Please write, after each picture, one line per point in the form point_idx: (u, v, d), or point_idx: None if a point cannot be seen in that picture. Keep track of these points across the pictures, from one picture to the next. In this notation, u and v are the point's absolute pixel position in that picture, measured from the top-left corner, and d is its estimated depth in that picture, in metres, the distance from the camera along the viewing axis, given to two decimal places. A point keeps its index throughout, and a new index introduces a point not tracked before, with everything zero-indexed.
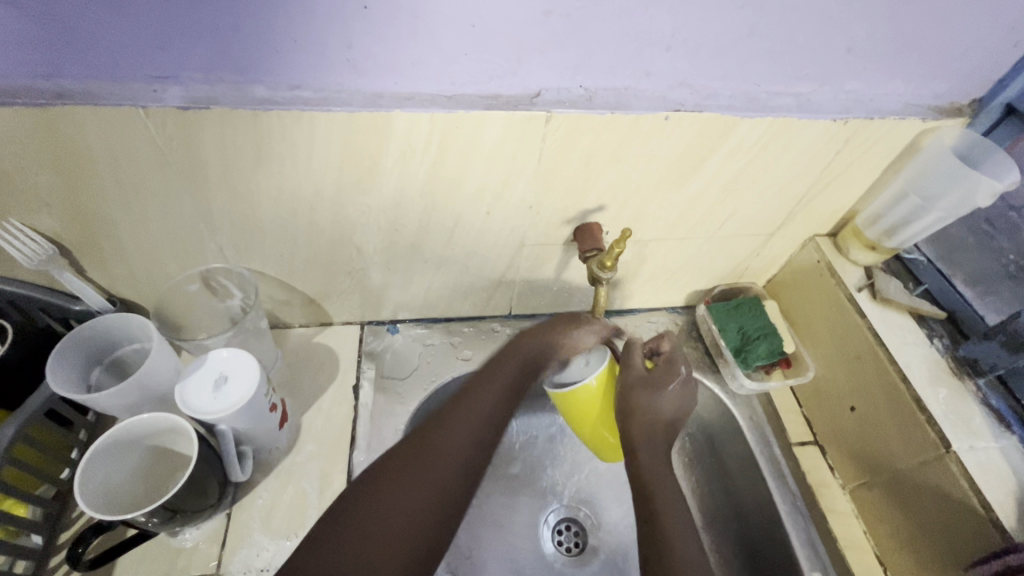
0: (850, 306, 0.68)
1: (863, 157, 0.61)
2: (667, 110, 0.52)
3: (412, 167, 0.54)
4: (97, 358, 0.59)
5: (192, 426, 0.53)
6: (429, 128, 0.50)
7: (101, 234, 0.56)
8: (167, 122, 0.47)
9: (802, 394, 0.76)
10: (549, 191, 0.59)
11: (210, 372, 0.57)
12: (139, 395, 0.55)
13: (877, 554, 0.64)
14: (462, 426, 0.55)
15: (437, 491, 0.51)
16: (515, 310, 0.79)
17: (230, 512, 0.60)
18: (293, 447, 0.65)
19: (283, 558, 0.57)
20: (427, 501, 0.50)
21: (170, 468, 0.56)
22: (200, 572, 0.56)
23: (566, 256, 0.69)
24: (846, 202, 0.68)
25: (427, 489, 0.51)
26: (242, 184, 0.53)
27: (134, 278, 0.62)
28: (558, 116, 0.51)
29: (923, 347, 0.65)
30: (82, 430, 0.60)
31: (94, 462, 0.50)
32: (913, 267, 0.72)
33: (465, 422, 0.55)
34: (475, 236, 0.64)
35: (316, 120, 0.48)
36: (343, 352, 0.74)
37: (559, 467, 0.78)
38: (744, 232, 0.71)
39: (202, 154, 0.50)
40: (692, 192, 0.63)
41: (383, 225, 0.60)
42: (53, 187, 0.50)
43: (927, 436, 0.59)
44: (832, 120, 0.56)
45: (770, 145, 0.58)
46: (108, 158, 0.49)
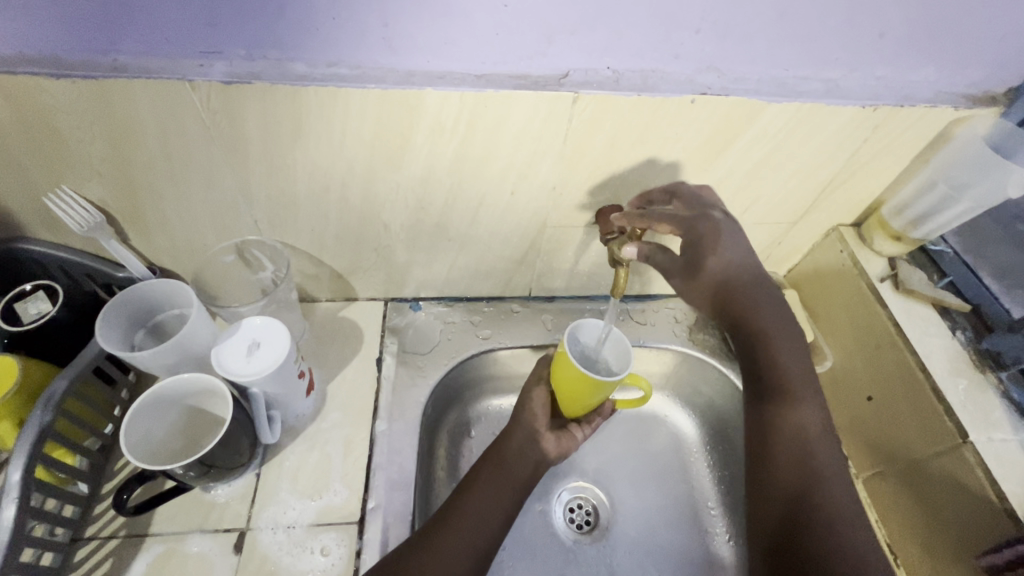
0: (871, 295, 0.68)
1: (892, 145, 0.61)
2: (694, 93, 0.53)
3: (441, 146, 0.56)
4: (139, 321, 0.62)
5: (228, 388, 0.56)
6: (460, 107, 0.52)
7: (146, 204, 0.59)
8: (212, 96, 0.49)
9: (819, 384, 0.76)
10: (573, 172, 0.60)
11: (244, 338, 0.60)
12: (177, 357, 0.58)
13: (888, 543, 0.65)
14: (504, 477, 0.59)
15: (482, 533, 0.55)
16: (534, 292, 0.80)
17: (260, 471, 0.63)
18: (319, 415, 0.68)
19: (308, 516, 0.60)
20: (477, 542, 0.54)
21: (204, 427, 0.59)
22: (232, 525, 0.59)
23: (587, 239, 0.70)
24: (872, 191, 0.68)
25: (477, 535, 0.54)
26: (278, 158, 0.55)
27: (172, 248, 0.65)
28: (585, 96, 0.52)
29: (945, 338, 0.64)
30: (124, 389, 0.64)
31: (139, 415, 0.54)
32: (938, 258, 0.71)
33: (494, 475, 0.59)
34: (499, 215, 0.65)
35: (351, 97, 0.50)
36: (368, 326, 0.76)
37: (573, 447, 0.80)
38: (767, 219, 0.71)
39: (241, 128, 0.52)
40: (717, 177, 0.63)
41: (411, 203, 0.62)
42: (104, 157, 0.53)
43: (944, 427, 0.58)
44: (861, 106, 0.56)
45: (796, 131, 0.58)
46: (155, 129, 0.51)
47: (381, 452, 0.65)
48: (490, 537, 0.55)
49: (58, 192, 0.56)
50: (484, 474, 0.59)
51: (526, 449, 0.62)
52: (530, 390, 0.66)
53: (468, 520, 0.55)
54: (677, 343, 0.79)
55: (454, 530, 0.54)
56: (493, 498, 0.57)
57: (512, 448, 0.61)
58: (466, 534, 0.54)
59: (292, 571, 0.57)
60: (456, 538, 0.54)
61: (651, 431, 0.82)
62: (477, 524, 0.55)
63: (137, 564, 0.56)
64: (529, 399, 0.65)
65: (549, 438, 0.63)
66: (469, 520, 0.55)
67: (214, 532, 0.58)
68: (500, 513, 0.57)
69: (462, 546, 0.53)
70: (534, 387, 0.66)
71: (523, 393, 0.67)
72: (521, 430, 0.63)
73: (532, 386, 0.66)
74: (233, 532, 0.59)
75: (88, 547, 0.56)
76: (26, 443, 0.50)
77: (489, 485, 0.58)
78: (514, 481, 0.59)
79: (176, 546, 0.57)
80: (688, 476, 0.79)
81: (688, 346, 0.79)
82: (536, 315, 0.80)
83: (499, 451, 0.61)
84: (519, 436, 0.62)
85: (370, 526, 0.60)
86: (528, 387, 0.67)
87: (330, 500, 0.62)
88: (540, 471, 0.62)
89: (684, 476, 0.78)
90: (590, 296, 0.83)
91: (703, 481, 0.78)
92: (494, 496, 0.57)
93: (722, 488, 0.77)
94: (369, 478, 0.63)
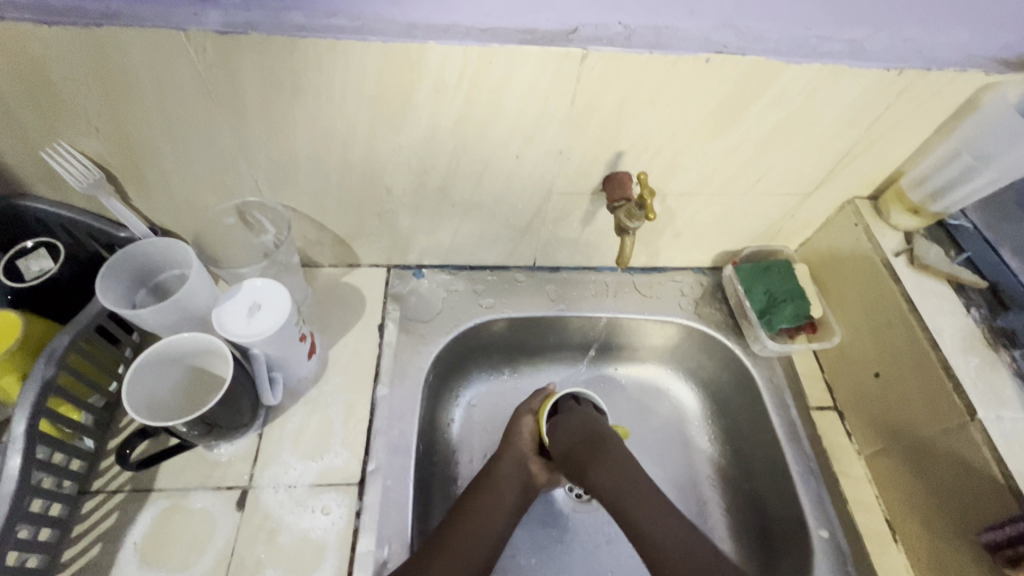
0: (884, 270, 0.66)
1: (915, 113, 0.58)
2: (709, 52, 0.50)
3: (445, 105, 0.54)
4: (141, 280, 0.62)
5: (228, 348, 0.56)
6: (463, 63, 0.50)
7: (145, 162, 0.58)
8: (207, 48, 0.47)
9: (826, 360, 0.75)
10: (581, 136, 0.58)
11: (245, 299, 0.59)
12: (179, 316, 0.58)
13: (887, 519, 0.65)
14: (495, 496, 0.61)
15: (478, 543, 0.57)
16: (539, 262, 0.79)
17: (262, 432, 0.64)
18: (321, 378, 0.68)
19: (309, 477, 0.61)
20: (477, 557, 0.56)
21: (206, 387, 0.60)
22: (235, 483, 0.60)
23: (594, 207, 0.69)
24: (891, 162, 0.65)
25: (474, 552, 0.56)
26: (277, 116, 0.54)
27: (173, 209, 0.65)
28: (594, 53, 0.50)
29: (960, 316, 0.62)
30: (128, 348, 0.64)
31: (139, 373, 0.54)
32: (957, 234, 0.68)
33: (491, 495, 0.61)
34: (503, 180, 0.64)
35: (351, 50, 0.48)
36: (370, 292, 0.76)
37: None
38: (780, 190, 0.69)
39: (239, 84, 0.50)
40: (730, 144, 0.61)
41: (413, 165, 0.61)
42: (101, 112, 0.52)
43: (952, 404, 0.57)
44: (886, 69, 0.53)
45: (814, 96, 0.55)
46: (150, 83, 0.50)
47: (382, 417, 0.66)
48: (487, 547, 0.58)
49: (55, 147, 0.55)
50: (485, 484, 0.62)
51: (515, 472, 0.63)
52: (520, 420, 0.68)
53: (469, 534, 0.57)
54: (682, 316, 0.78)
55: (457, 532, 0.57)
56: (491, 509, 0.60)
57: (502, 469, 0.63)
58: (468, 536, 0.57)
59: (293, 529, 0.58)
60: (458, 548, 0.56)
61: (653, 403, 0.82)
62: (477, 538, 0.57)
63: (143, 518, 0.57)
64: (518, 427, 0.67)
65: (537, 462, 0.64)
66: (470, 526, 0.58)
67: (218, 489, 0.59)
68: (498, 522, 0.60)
69: (462, 558, 0.55)
70: (524, 418, 0.68)
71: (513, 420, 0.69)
72: (509, 455, 0.64)
73: (521, 414, 0.68)
74: (236, 489, 0.60)
75: (94, 500, 0.58)
76: (28, 397, 0.50)
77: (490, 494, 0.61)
78: (506, 504, 0.61)
79: (180, 501, 0.58)
80: (689, 449, 0.79)
81: (694, 319, 0.78)
82: (540, 285, 0.79)
83: (490, 473, 0.63)
84: (507, 461, 0.64)
85: (370, 488, 0.60)
86: (518, 415, 0.69)
87: (330, 462, 0.62)
88: (528, 493, 0.63)
89: (685, 449, 0.78)
90: (595, 268, 0.81)
91: (703, 454, 0.78)
92: (492, 508, 0.60)
93: (723, 462, 0.77)
94: (369, 442, 0.64)
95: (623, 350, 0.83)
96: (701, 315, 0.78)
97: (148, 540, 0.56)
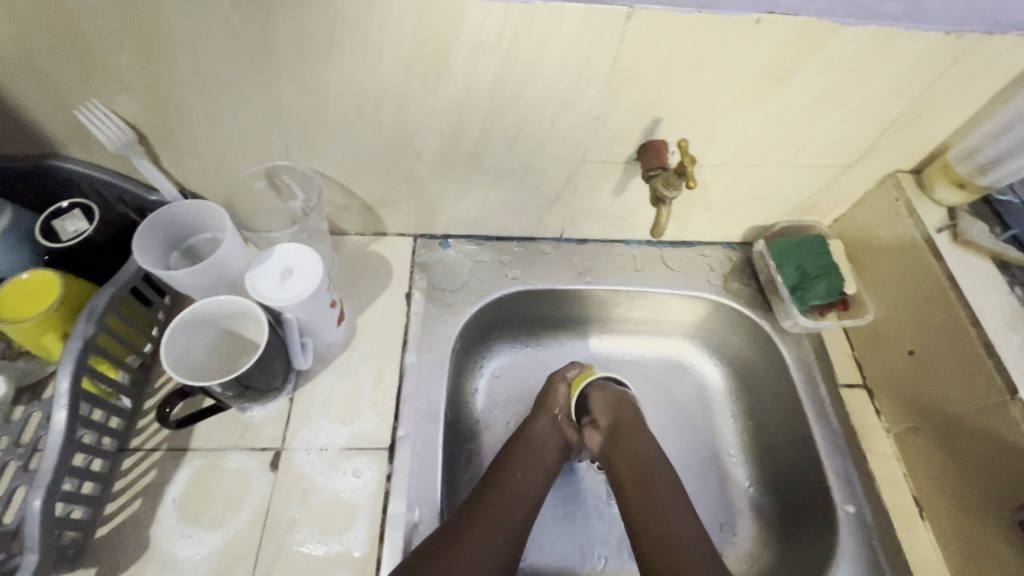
0: (925, 246, 0.65)
1: (970, 81, 0.56)
2: (759, 12, 0.48)
3: (482, 65, 0.52)
4: (174, 243, 0.62)
5: (262, 311, 0.56)
6: (503, 22, 0.48)
7: (177, 123, 0.58)
8: (242, 3, 0.46)
9: (856, 337, 0.74)
10: (618, 102, 0.57)
11: (277, 264, 0.59)
12: (212, 279, 0.59)
13: (914, 496, 0.64)
14: (533, 457, 0.64)
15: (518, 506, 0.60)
16: (566, 234, 0.78)
17: (293, 397, 0.64)
18: (349, 345, 0.69)
19: (340, 441, 0.62)
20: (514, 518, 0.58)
21: (239, 351, 0.60)
22: (268, 445, 0.61)
23: (626, 177, 0.67)
24: (938, 133, 0.63)
25: (514, 510, 0.59)
26: (311, 76, 0.53)
27: (203, 172, 0.64)
28: (640, 12, 0.48)
29: (1002, 293, 0.61)
30: (161, 311, 0.65)
31: (176, 335, 0.54)
32: (1003, 209, 0.66)
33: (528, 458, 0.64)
34: (536, 147, 0.62)
35: (388, 6, 0.47)
36: (397, 261, 0.76)
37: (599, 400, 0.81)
38: (819, 162, 0.67)
39: (273, 41, 0.49)
40: (772, 111, 0.59)
41: (446, 130, 0.60)
42: (134, 70, 0.51)
43: (991, 383, 0.56)
44: (944, 32, 0.50)
45: (866, 62, 0.53)
46: (184, 39, 0.49)
47: (410, 384, 0.66)
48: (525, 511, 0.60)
49: (89, 106, 0.55)
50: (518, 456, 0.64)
51: (552, 434, 0.67)
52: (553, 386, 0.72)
53: (506, 496, 0.60)
54: (711, 291, 0.77)
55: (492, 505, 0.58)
56: (525, 478, 0.62)
57: (538, 430, 0.67)
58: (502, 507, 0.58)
59: (326, 490, 0.59)
60: (497, 505, 0.58)
61: (677, 379, 0.82)
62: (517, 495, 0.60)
63: (181, 475, 0.59)
64: (552, 392, 0.71)
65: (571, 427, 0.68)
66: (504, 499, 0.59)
67: (251, 450, 0.61)
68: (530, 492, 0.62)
69: (501, 516, 0.58)
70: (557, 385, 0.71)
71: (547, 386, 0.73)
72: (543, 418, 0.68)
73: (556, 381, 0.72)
74: (269, 451, 0.61)
75: (133, 457, 0.59)
76: (71, 353, 0.51)
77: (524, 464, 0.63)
78: (542, 464, 0.64)
79: (216, 460, 0.60)
80: (713, 424, 0.78)
81: (722, 294, 0.77)
82: (567, 257, 0.79)
83: (528, 436, 0.66)
84: (547, 424, 0.68)
85: (400, 453, 0.61)
86: (553, 382, 0.72)
87: (361, 427, 0.63)
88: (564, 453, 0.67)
89: (708, 424, 0.78)
90: (623, 240, 0.80)
91: (727, 429, 0.78)
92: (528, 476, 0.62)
93: (747, 437, 0.77)
94: (398, 408, 0.64)
95: (648, 324, 0.83)
96: (730, 291, 0.77)
97: (186, 497, 0.58)
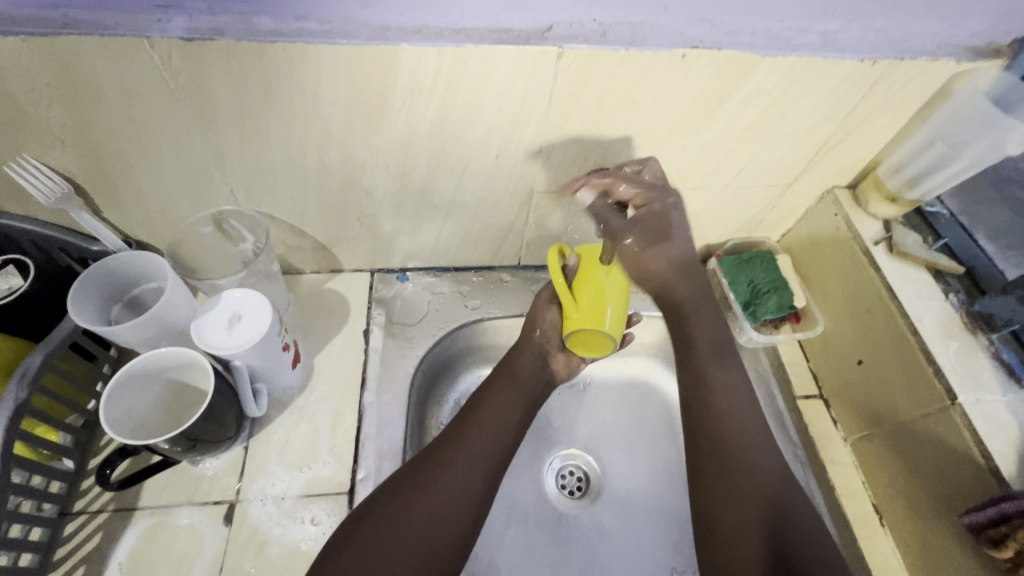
0: (864, 258, 0.67)
1: (891, 101, 0.58)
2: (685, 47, 0.50)
3: (421, 107, 0.53)
4: (116, 294, 0.61)
5: (207, 360, 0.55)
6: (438, 64, 0.49)
7: (115, 173, 0.56)
8: (173, 54, 0.46)
9: (811, 349, 0.76)
10: (560, 135, 0.58)
11: (224, 311, 0.58)
12: (155, 330, 0.57)
13: (874, 504, 0.66)
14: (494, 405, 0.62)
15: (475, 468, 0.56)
16: (523, 261, 0.79)
17: (248, 445, 0.62)
18: (306, 387, 0.67)
19: (298, 488, 0.60)
20: (487, 453, 0.58)
21: (187, 402, 0.58)
22: (221, 498, 0.59)
23: (576, 205, 0.69)
24: (869, 152, 0.66)
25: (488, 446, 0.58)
26: (248, 122, 0.53)
27: (147, 220, 0.63)
28: (570, 52, 0.49)
29: (938, 301, 0.63)
30: (106, 364, 0.63)
31: (117, 391, 0.53)
32: (933, 220, 0.69)
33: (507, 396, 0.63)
34: (484, 181, 0.63)
35: (323, 54, 0.47)
36: (355, 298, 0.75)
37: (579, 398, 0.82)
38: (761, 182, 0.69)
39: (208, 90, 0.49)
40: (709, 138, 0.61)
41: (391, 168, 0.60)
42: (65, 123, 0.50)
43: (933, 389, 0.58)
44: (860, 60, 0.53)
45: (790, 89, 0.55)
46: (115, 90, 0.48)
47: (371, 423, 0.65)
48: (502, 442, 0.60)
49: (18, 161, 0.53)
50: (493, 395, 0.63)
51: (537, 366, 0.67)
52: (541, 308, 0.68)
53: (481, 431, 0.59)
54: None
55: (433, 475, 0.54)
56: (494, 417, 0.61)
57: (523, 367, 0.66)
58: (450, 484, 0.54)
59: (283, 541, 0.57)
60: (472, 445, 0.58)
61: (643, 398, 0.82)
62: (486, 435, 0.59)
63: (128, 537, 0.56)
64: (541, 320, 0.67)
65: (560, 360, 0.68)
66: (462, 469, 0.55)
67: (204, 505, 0.58)
68: (513, 419, 0.62)
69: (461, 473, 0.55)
70: (546, 306, 0.68)
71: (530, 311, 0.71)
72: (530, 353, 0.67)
73: (544, 305, 0.68)
74: (222, 504, 0.59)
75: (75, 522, 0.56)
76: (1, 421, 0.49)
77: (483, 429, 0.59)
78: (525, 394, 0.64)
79: (166, 519, 0.57)
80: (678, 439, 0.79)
81: None
82: (526, 284, 0.79)
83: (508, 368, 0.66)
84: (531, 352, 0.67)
85: (361, 496, 0.60)
86: (539, 309, 0.68)
87: (319, 471, 0.61)
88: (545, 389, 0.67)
89: (674, 443, 0.79)
90: None
91: None
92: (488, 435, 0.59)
93: None
94: (358, 449, 0.63)
95: None
96: None
97: (134, 559, 0.55)
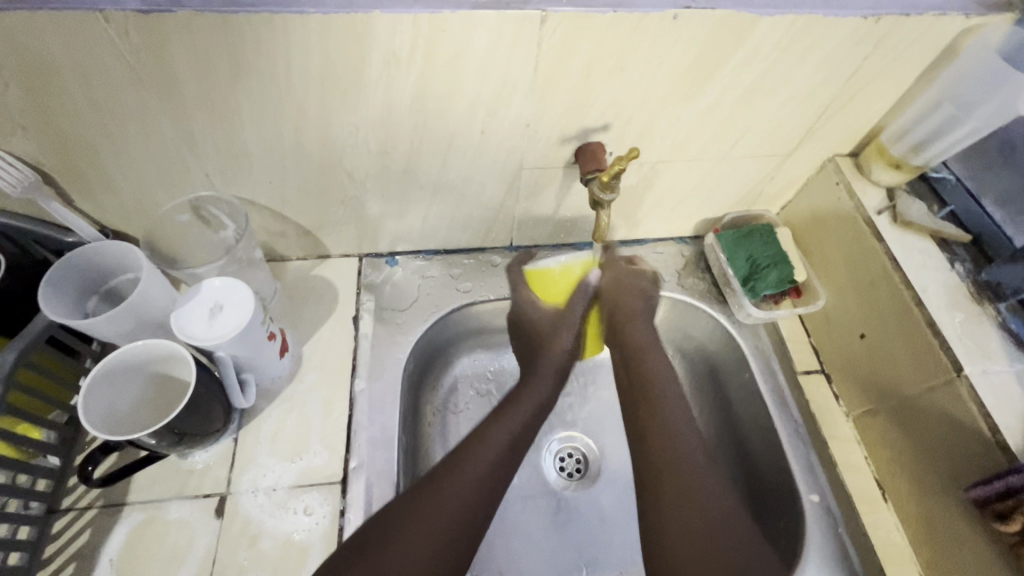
0: (867, 228, 0.65)
1: (895, 62, 0.55)
2: (676, 7, 0.47)
3: (399, 80, 0.50)
4: (92, 287, 0.59)
5: (189, 352, 0.53)
6: (415, 32, 0.46)
7: (83, 159, 0.54)
8: (130, 30, 0.43)
9: (812, 324, 0.74)
10: (547, 107, 0.55)
11: (205, 301, 0.56)
12: (134, 322, 0.56)
13: (877, 479, 0.65)
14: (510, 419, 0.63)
15: (491, 477, 0.57)
16: (516, 241, 0.76)
17: (237, 436, 0.61)
18: (296, 376, 0.66)
19: (289, 479, 0.59)
20: (483, 481, 0.56)
21: (172, 396, 0.57)
22: (212, 491, 0.58)
23: (567, 181, 0.66)
24: (872, 116, 0.63)
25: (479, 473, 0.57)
26: (218, 101, 0.50)
27: (122, 207, 0.61)
28: (554, 16, 0.46)
29: (943, 270, 0.61)
30: (88, 359, 0.61)
31: (97, 385, 0.51)
32: (939, 187, 0.68)
33: (509, 423, 0.63)
34: (471, 158, 0.61)
35: (290, 25, 0.44)
36: (342, 284, 0.73)
37: (576, 379, 0.80)
38: (759, 152, 0.66)
39: (171, 68, 0.46)
40: (705, 105, 0.58)
41: (373, 146, 0.57)
42: (23, 107, 0.48)
43: (938, 360, 0.57)
44: (862, 18, 0.50)
45: (789, 51, 0.52)
46: (73, 70, 0.45)
47: (362, 411, 0.64)
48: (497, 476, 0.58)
49: None
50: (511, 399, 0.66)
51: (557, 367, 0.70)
52: (575, 299, 0.72)
53: (475, 463, 0.57)
54: (667, 288, 0.76)
55: (448, 487, 0.55)
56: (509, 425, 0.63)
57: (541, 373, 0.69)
58: (467, 483, 0.56)
59: (276, 533, 0.56)
60: (469, 472, 0.56)
61: None
62: (485, 468, 0.58)
63: (118, 533, 0.55)
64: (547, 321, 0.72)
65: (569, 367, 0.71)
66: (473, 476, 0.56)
67: (194, 498, 0.57)
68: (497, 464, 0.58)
69: (450, 505, 0.53)
70: (581, 298, 0.72)
71: (535, 320, 0.73)
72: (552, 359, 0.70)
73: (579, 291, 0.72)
74: (213, 497, 0.58)
75: (64, 519, 0.55)
76: None
77: (494, 443, 0.60)
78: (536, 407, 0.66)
79: (155, 513, 0.56)
80: None
81: (678, 290, 0.76)
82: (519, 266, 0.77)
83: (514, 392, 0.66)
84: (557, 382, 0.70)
85: (354, 485, 0.59)
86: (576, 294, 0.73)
87: (310, 462, 0.60)
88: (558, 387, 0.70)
89: None
90: (573, 244, 0.79)
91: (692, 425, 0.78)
92: (498, 452, 0.59)
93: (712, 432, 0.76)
94: (350, 438, 0.62)
95: None
96: (685, 286, 0.76)
97: (125, 554, 0.54)
